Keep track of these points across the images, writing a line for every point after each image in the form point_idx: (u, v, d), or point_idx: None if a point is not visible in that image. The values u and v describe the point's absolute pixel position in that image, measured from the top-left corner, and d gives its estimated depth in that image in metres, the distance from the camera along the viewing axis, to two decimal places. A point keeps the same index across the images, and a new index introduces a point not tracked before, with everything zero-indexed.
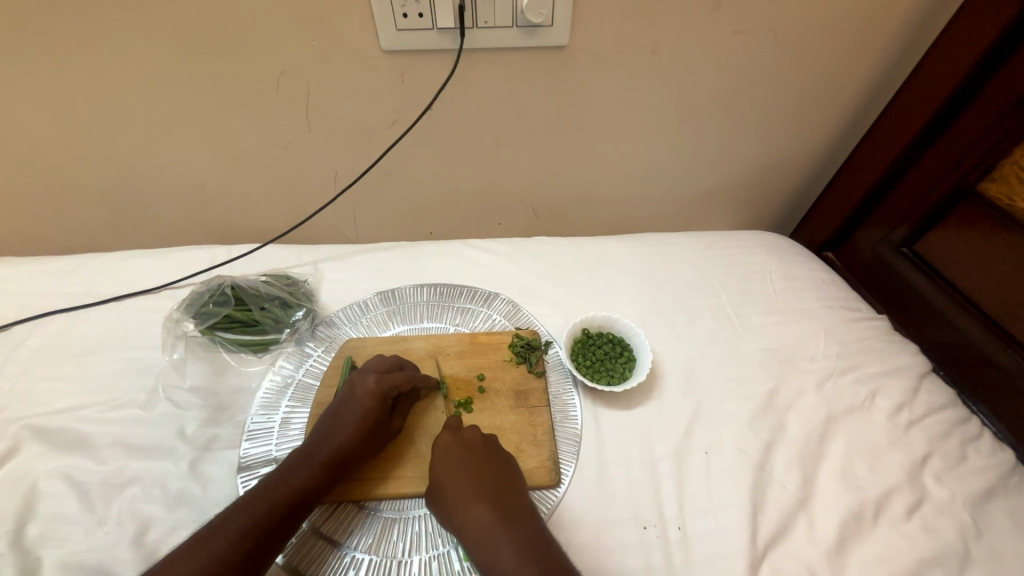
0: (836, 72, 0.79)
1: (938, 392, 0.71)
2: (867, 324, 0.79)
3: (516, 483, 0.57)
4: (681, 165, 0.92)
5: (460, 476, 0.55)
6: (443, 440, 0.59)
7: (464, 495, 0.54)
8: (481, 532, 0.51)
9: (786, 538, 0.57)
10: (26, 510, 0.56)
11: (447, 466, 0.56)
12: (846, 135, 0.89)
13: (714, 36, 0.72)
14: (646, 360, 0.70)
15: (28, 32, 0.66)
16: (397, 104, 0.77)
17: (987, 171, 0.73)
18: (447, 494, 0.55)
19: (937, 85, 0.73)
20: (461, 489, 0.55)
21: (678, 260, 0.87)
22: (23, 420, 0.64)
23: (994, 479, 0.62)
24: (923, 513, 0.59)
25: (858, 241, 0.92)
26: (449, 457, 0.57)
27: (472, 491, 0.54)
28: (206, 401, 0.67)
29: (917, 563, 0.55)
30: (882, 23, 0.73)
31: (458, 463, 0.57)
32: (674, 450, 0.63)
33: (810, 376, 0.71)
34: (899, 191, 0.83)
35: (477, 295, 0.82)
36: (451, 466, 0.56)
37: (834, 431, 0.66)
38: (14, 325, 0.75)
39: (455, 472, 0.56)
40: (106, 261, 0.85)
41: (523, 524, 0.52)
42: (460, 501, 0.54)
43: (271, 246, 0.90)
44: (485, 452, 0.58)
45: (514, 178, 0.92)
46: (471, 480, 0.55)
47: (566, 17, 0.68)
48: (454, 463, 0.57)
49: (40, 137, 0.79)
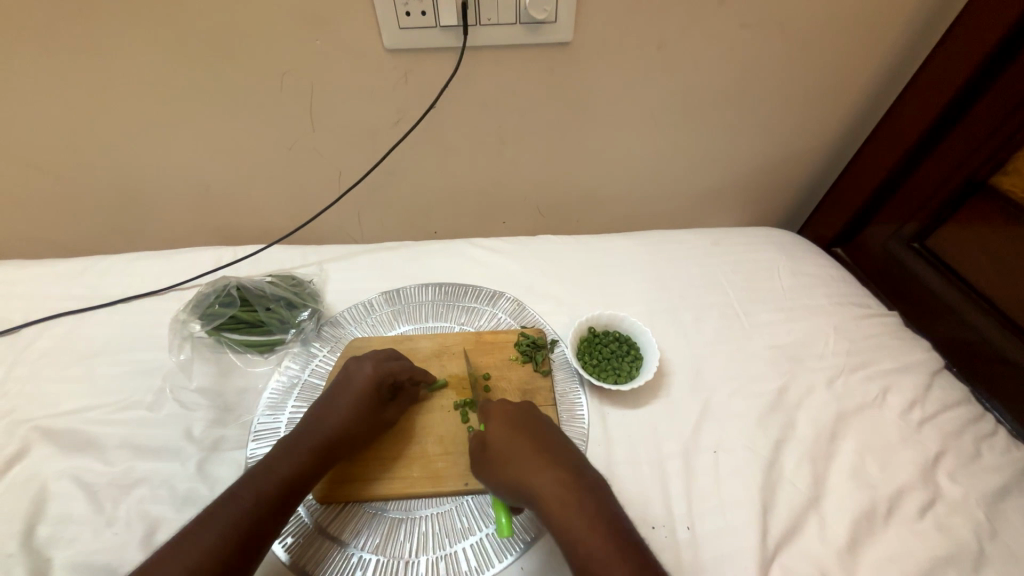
0: (845, 65, 0.78)
1: (951, 389, 0.70)
2: (877, 320, 0.78)
3: (573, 450, 0.57)
4: (687, 162, 0.91)
5: (521, 440, 0.55)
6: (502, 408, 0.59)
7: (528, 461, 0.54)
8: (548, 494, 0.51)
9: (797, 537, 0.56)
10: (36, 511, 0.56)
11: (510, 432, 0.56)
12: (855, 129, 0.87)
13: (720, 30, 0.71)
14: (653, 358, 0.70)
15: (34, 35, 0.66)
16: (400, 102, 0.77)
17: (1000, 164, 0.71)
18: (508, 459, 0.54)
19: (947, 78, 0.72)
20: (523, 454, 0.54)
21: (684, 257, 0.86)
22: (32, 421, 0.64)
23: (1009, 478, 0.61)
24: (936, 512, 0.58)
25: (868, 237, 0.91)
26: (513, 424, 0.57)
27: (535, 457, 0.54)
28: (212, 402, 0.67)
29: (931, 563, 0.54)
30: (891, 14, 0.72)
31: (514, 440, 0.55)
32: (682, 448, 0.63)
33: (820, 374, 0.70)
34: (910, 185, 0.82)
35: (482, 294, 0.81)
36: (512, 431, 0.56)
37: (845, 429, 0.65)
38: (23, 327, 0.76)
39: (518, 439, 0.56)
40: (113, 262, 0.85)
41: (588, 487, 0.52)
42: (524, 464, 0.53)
43: (276, 246, 0.90)
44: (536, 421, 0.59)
45: (519, 176, 0.92)
46: (533, 447, 0.55)
47: (569, 13, 0.67)
48: (515, 430, 0.57)
49: (46, 140, 0.79)
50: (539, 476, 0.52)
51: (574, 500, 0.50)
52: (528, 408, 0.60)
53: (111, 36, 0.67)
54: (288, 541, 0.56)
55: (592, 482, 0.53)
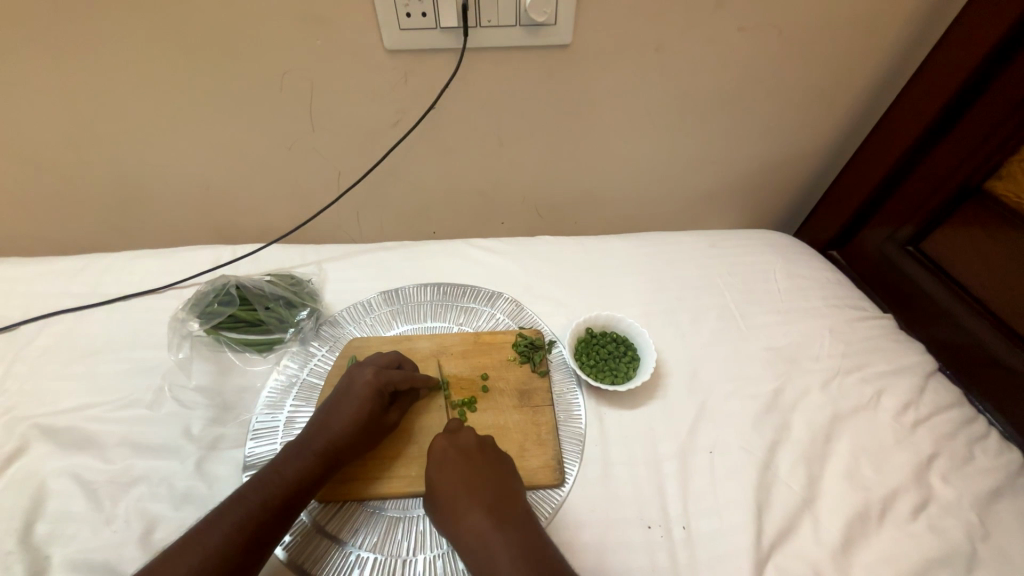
0: (842, 69, 0.78)
1: (945, 391, 0.70)
2: (872, 323, 0.79)
3: (512, 483, 0.56)
4: (685, 164, 0.92)
5: (453, 480, 0.55)
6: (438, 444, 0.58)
7: (458, 503, 0.53)
8: (473, 540, 0.50)
9: (791, 537, 0.57)
10: (35, 509, 0.57)
11: (441, 475, 0.55)
12: (852, 132, 0.88)
13: (718, 34, 0.72)
14: (650, 359, 0.70)
15: (34, 34, 0.66)
16: (400, 103, 0.77)
17: (994, 168, 0.72)
18: (443, 502, 0.54)
19: (942, 84, 0.73)
20: (454, 496, 0.54)
21: (682, 259, 0.87)
22: (31, 419, 0.64)
23: (1001, 480, 0.61)
24: (930, 513, 0.58)
25: (863, 240, 0.92)
26: (446, 463, 0.56)
27: (463, 498, 0.53)
28: (211, 400, 0.67)
29: (923, 563, 0.55)
30: (888, 19, 0.72)
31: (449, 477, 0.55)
32: (678, 449, 0.63)
33: (815, 376, 0.71)
34: (905, 189, 0.83)
35: (480, 295, 0.82)
36: (442, 471, 0.56)
37: (840, 431, 0.65)
38: (21, 325, 0.76)
39: (449, 480, 0.55)
40: (112, 261, 0.85)
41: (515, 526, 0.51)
42: (454, 508, 0.53)
43: (276, 246, 0.90)
44: (474, 455, 0.57)
45: (518, 177, 0.92)
46: (465, 487, 0.54)
47: (569, 15, 0.67)
48: (446, 471, 0.56)
49: (45, 137, 0.79)
50: (464, 522, 0.52)
51: (495, 545, 0.49)
52: (471, 441, 0.58)
53: (112, 35, 0.67)
54: (286, 539, 0.56)
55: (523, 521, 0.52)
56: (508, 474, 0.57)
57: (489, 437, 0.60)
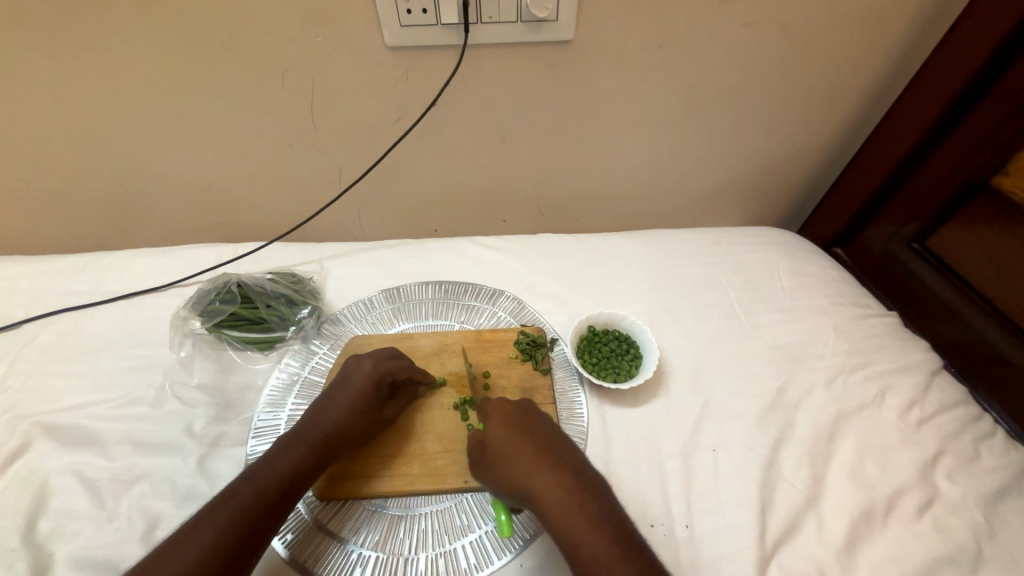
0: (847, 64, 0.78)
1: (951, 390, 0.70)
2: (877, 320, 0.78)
3: (570, 446, 0.56)
4: (687, 161, 0.91)
5: (523, 438, 0.55)
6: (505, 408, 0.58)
7: (531, 460, 0.53)
8: (550, 496, 0.50)
9: (795, 536, 0.56)
10: (38, 506, 0.57)
11: (511, 431, 0.55)
12: (856, 129, 0.87)
13: (721, 29, 0.71)
14: (653, 357, 0.70)
15: (34, 31, 0.66)
16: (401, 100, 0.77)
17: (1001, 165, 0.71)
18: (509, 459, 0.54)
19: (946, 81, 0.72)
20: (527, 453, 0.53)
21: (685, 257, 0.86)
22: (34, 417, 0.64)
23: (1008, 479, 0.61)
24: (935, 512, 0.58)
25: (868, 237, 0.91)
26: (516, 423, 0.56)
27: (539, 457, 0.53)
28: (213, 398, 0.67)
29: (929, 563, 0.54)
30: (893, 13, 0.71)
31: (517, 438, 0.55)
32: (681, 447, 0.63)
33: (819, 374, 0.71)
34: (910, 185, 0.82)
35: (482, 292, 0.81)
36: (509, 433, 0.55)
37: (844, 429, 0.65)
38: (24, 323, 0.76)
39: (513, 441, 0.54)
40: (114, 259, 0.85)
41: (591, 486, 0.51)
42: (526, 464, 0.53)
43: (277, 244, 0.90)
44: (536, 418, 0.58)
45: (520, 174, 0.91)
46: (539, 445, 0.54)
47: (570, 11, 0.67)
48: (517, 429, 0.56)
49: (47, 136, 0.79)
50: (542, 478, 0.52)
51: (574, 504, 0.49)
52: (528, 404, 0.60)
53: (112, 33, 0.67)
54: (287, 537, 0.56)
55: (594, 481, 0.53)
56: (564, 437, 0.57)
57: (531, 407, 0.60)
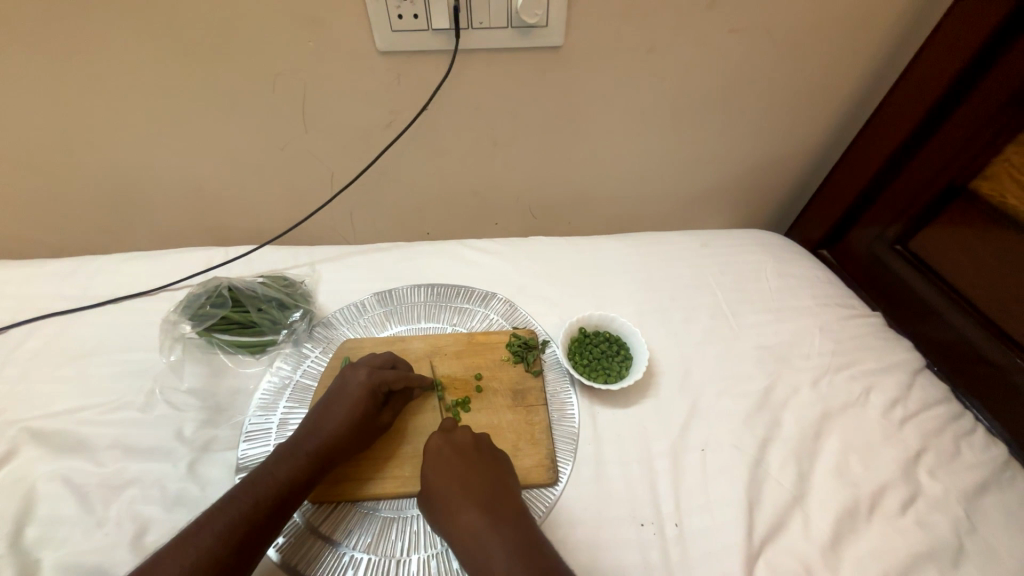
0: (830, 70, 0.79)
1: (932, 388, 0.71)
2: (861, 320, 0.80)
3: (504, 475, 0.57)
4: (676, 164, 0.92)
5: (444, 480, 0.55)
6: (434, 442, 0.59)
7: (453, 502, 0.54)
8: (466, 539, 0.51)
9: (782, 534, 0.57)
10: (25, 512, 0.56)
11: (435, 472, 0.56)
12: (840, 133, 0.89)
13: (708, 35, 0.72)
14: (643, 358, 0.71)
15: (23, 34, 0.66)
16: (392, 104, 0.78)
17: (980, 169, 0.73)
18: (433, 501, 0.55)
19: (927, 86, 0.74)
20: (450, 494, 0.54)
21: (674, 260, 0.87)
22: (21, 423, 0.64)
23: (987, 474, 0.62)
24: (918, 508, 0.59)
25: (853, 239, 0.93)
26: (441, 462, 0.57)
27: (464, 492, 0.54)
28: (204, 402, 0.67)
29: (912, 557, 0.56)
30: (874, 20, 0.73)
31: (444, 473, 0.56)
32: (671, 447, 0.64)
33: (805, 374, 0.72)
34: (893, 188, 0.83)
35: (474, 295, 0.82)
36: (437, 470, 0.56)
37: (829, 428, 0.66)
38: (11, 327, 0.75)
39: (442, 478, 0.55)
40: (103, 263, 0.84)
41: (508, 523, 0.51)
42: (448, 506, 0.54)
43: (268, 247, 0.90)
44: (468, 452, 0.57)
45: (511, 178, 0.92)
46: (461, 485, 0.54)
47: (560, 16, 0.68)
48: (439, 467, 0.56)
49: (33, 138, 0.79)
50: (459, 521, 0.52)
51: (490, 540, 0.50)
52: (465, 438, 0.59)
53: (102, 37, 0.67)
54: (280, 541, 0.56)
55: (517, 518, 0.52)
56: (502, 471, 0.57)
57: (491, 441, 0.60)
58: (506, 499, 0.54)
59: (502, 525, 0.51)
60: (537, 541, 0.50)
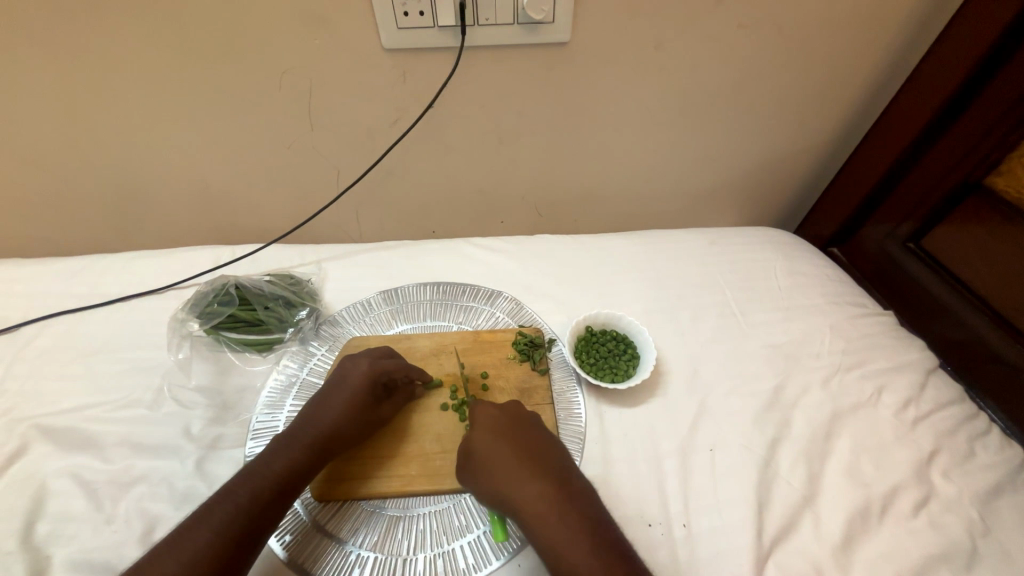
0: (841, 65, 0.78)
1: (946, 388, 0.70)
2: (873, 319, 0.79)
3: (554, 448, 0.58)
4: (684, 162, 0.92)
5: (508, 446, 0.56)
6: (490, 412, 0.60)
7: (516, 467, 0.55)
8: (535, 504, 0.52)
9: (792, 535, 0.56)
10: (35, 509, 0.57)
11: (494, 439, 0.57)
12: (851, 129, 0.88)
13: (717, 31, 0.72)
14: (650, 357, 0.70)
15: (32, 33, 0.66)
16: (398, 102, 0.77)
17: (993, 165, 0.72)
18: (493, 465, 0.55)
19: (940, 81, 0.73)
20: (509, 464, 0.55)
21: (681, 257, 0.87)
22: (31, 420, 0.64)
23: (1002, 476, 0.61)
24: (931, 510, 0.58)
25: (864, 237, 0.92)
26: (501, 433, 0.57)
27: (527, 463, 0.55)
28: (211, 400, 0.67)
29: (925, 560, 0.55)
30: (886, 15, 0.72)
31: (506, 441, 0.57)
32: (679, 447, 0.63)
33: (815, 373, 0.71)
34: (905, 185, 0.82)
35: (480, 293, 0.82)
36: (497, 438, 0.57)
37: (840, 428, 0.65)
38: (21, 325, 0.76)
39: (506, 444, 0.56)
40: (112, 261, 0.85)
41: (573, 492, 0.53)
42: (512, 470, 0.54)
43: (275, 246, 0.90)
44: (522, 426, 0.59)
45: (517, 175, 0.92)
46: (522, 454, 0.56)
47: (567, 12, 0.67)
48: (503, 435, 0.57)
49: (43, 138, 0.79)
50: (528, 486, 0.53)
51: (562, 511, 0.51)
52: (517, 409, 0.61)
53: (110, 36, 0.67)
54: (286, 538, 0.56)
55: (577, 488, 0.54)
56: (552, 442, 0.58)
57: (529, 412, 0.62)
58: (566, 469, 0.56)
59: (569, 493, 0.53)
60: (599, 510, 0.53)
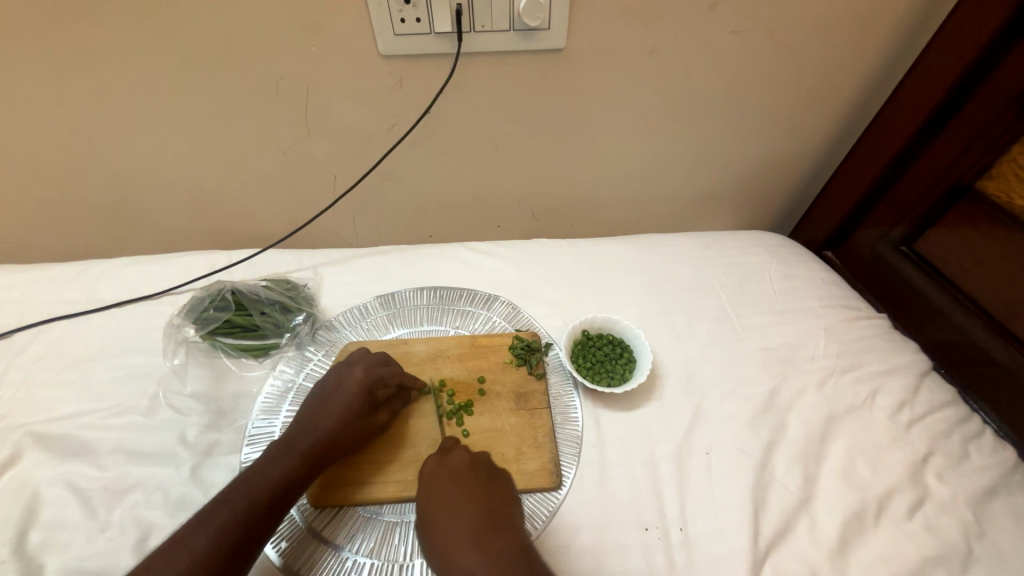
0: (834, 70, 0.79)
1: (940, 390, 0.71)
2: (866, 322, 0.79)
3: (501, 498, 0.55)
4: (679, 166, 0.92)
5: (443, 500, 0.54)
6: (430, 466, 0.57)
7: (450, 526, 0.51)
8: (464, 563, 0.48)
9: (788, 538, 0.57)
10: (28, 517, 0.56)
11: (431, 496, 0.54)
12: (843, 135, 0.89)
13: (711, 36, 0.72)
14: (646, 361, 0.70)
15: (29, 39, 0.66)
16: (395, 107, 0.78)
17: (985, 169, 0.73)
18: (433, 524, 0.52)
19: (930, 87, 0.74)
20: (444, 521, 0.52)
21: (677, 261, 0.87)
22: (24, 427, 0.64)
23: (996, 478, 0.62)
24: (925, 512, 0.59)
25: (857, 240, 0.92)
26: (438, 486, 0.55)
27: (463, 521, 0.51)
28: (207, 406, 0.67)
29: (920, 563, 0.55)
30: (878, 20, 0.73)
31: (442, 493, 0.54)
32: (675, 450, 0.63)
33: (810, 376, 0.71)
34: (897, 190, 0.83)
35: (476, 298, 0.82)
36: (435, 495, 0.54)
37: (836, 431, 0.66)
38: (15, 332, 0.75)
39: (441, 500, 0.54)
40: (107, 267, 0.85)
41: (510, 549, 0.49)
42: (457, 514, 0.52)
43: (272, 250, 0.90)
44: (466, 475, 0.56)
45: (513, 180, 0.92)
46: (460, 511, 0.52)
47: (563, 19, 0.68)
48: (440, 492, 0.54)
49: (36, 142, 0.79)
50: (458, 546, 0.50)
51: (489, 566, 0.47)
52: (463, 460, 0.58)
53: (108, 43, 0.67)
54: (282, 544, 0.56)
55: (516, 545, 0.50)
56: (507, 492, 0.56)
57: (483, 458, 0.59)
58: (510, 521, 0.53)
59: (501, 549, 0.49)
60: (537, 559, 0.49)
